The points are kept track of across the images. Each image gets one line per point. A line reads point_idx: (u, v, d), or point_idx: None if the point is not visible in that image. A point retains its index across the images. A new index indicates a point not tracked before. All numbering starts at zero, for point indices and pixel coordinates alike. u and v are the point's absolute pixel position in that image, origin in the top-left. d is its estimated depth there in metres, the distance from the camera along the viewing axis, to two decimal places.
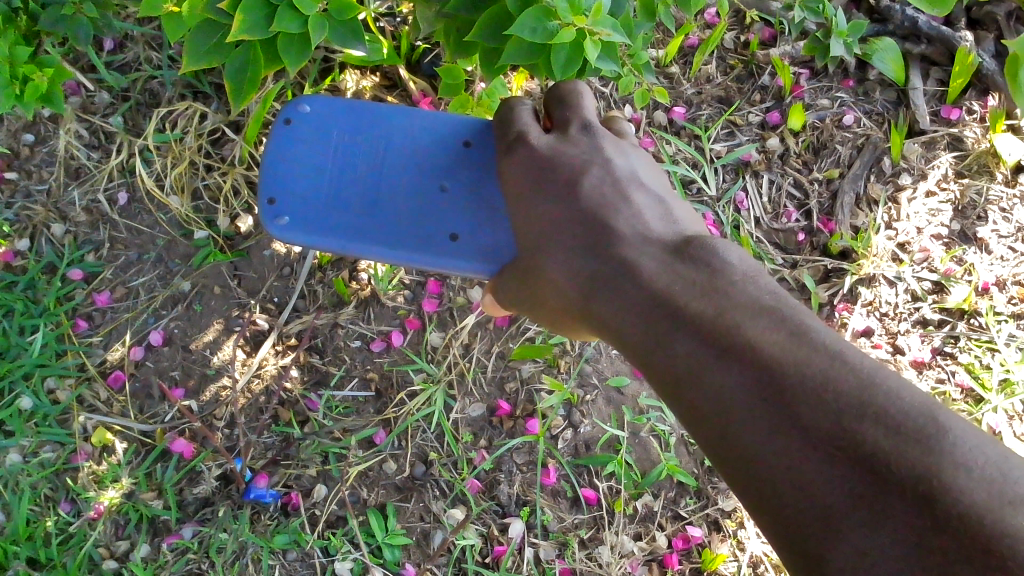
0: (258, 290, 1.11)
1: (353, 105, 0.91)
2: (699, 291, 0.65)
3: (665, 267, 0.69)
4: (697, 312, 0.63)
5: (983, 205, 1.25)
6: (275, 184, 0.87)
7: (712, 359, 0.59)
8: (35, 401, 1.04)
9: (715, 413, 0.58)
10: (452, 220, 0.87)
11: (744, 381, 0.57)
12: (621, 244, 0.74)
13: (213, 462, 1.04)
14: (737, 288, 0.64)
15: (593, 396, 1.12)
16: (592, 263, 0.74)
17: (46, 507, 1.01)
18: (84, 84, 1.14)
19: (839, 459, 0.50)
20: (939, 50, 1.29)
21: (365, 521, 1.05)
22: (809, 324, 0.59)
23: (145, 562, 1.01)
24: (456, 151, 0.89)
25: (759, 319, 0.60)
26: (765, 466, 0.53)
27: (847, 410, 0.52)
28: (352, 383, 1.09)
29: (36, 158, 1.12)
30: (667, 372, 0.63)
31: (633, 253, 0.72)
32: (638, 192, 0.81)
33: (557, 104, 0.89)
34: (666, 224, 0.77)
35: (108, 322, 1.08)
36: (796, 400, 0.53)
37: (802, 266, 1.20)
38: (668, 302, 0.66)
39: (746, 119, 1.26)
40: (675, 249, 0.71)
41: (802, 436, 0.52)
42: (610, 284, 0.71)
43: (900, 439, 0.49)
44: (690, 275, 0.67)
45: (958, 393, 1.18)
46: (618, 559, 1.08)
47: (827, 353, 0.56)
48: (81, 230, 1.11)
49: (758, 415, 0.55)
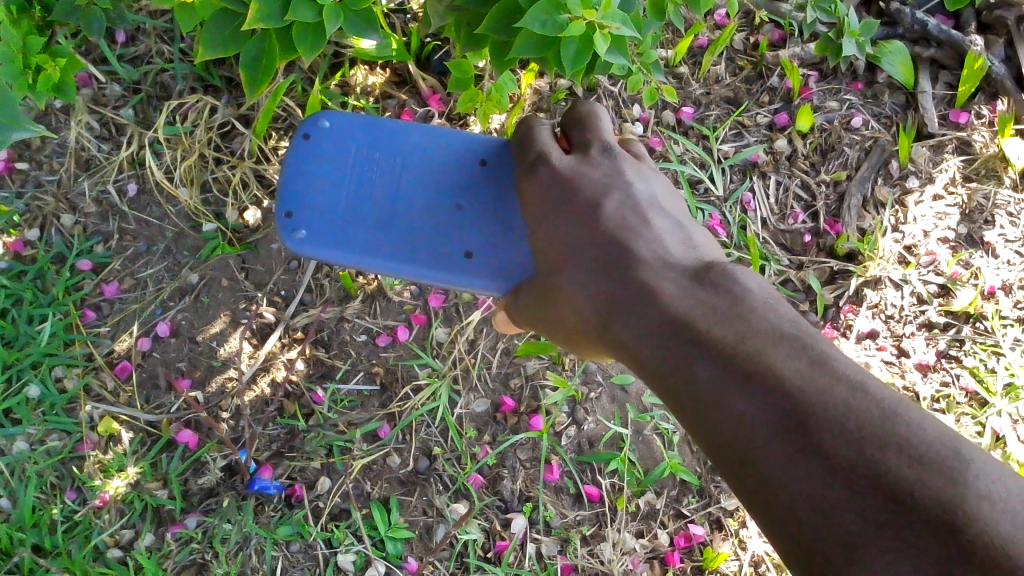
0: (265, 283, 1.11)
1: (372, 122, 0.93)
2: (721, 317, 0.66)
3: (686, 290, 0.70)
4: (717, 337, 0.64)
5: (990, 209, 1.25)
6: (293, 199, 0.89)
7: (733, 384, 0.61)
8: (43, 390, 1.05)
9: (733, 438, 0.59)
10: (467, 237, 0.88)
11: (765, 408, 0.58)
12: (641, 265, 0.75)
13: (218, 453, 1.04)
14: (757, 314, 0.66)
15: (597, 393, 1.13)
16: (613, 283, 0.75)
17: (52, 495, 1.02)
18: (96, 76, 1.15)
19: (861, 488, 0.52)
20: (949, 54, 1.29)
21: (368, 513, 1.05)
22: (829, 353, 0.61)
23: (149, 550, 1.02)
24: (472, 168, 0.91)
25: (779, 346, 0.62)
26: (785, 492, 0.55)
27: (868, 440, 0.54)
28: (357, 376, 1.10)
29: (47, 149, 1.13)
30: (685, 397, 0.65)
31: (654, 275, 0.73)
32: (657, 216, 0.81)
33: (575, 124, 0.90)
34: (685, 247, 0.78)
35: (116, 313, 1.09)
36: (817, 427, 0.55)
37: (808, 267, 1.20)
38: (689, 326, 0.67)
39: (754, 121, 1.26)
40: (695, 275, 0.72)
41: (824, 463, 0.54)
42: (629, 307, 0.72)
43: (923, 469, 0.52)
44: (712, 299, 0.68)
45: (961, 396, 1.18)
46: (620, 556, 1.08)
47: (847, 382, 0.58)
48: (90, 220, 1.12)
49: (777, 443, 0.57)
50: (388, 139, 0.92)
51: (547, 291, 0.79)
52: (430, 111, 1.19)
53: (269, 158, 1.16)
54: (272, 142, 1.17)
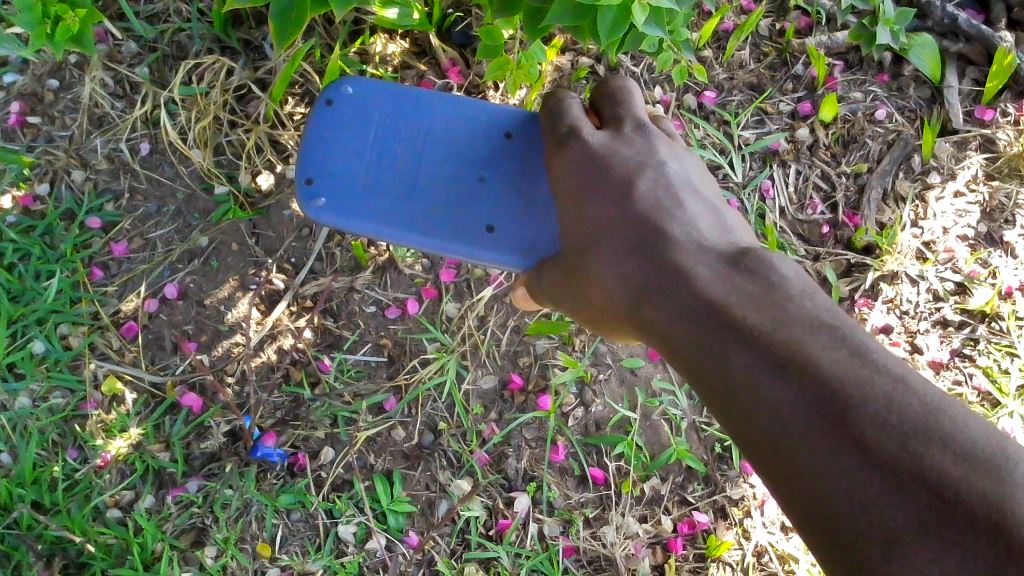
0: (275, 249, 1.10)
1: (396, 89, 0.91)
2: (758, 306, 0.65)
3: (721, 276, 0.69)
4: (753, 325, 0.64)
5: (1011, 208, 1.24)
6: (313, 164, 0.88)
7: (769, 374, 0.60)
8: (47, 346, 1.04)
9: (769, 428, 0.59)
10: (490, 211, 0.87)
11: (802, 398, 0.58)
12: (675, 248, 0.74)
13: (222, 418, 1.03)
14: (794, 305, 0.65)
15: (606, 375, 1.11)
16: (646, 264, 0.74)
17: (53, 452, 1.01)
18: (112, 32, 1.13)
19: (903, 482, 0.52)
20: (977, 49, 1.27)
21: (371, 486, 1.04)
22: (868, 344, 0.60)
23: (148, 512, 1.01)
24: (497, 141, 0.89)
25: (818, 337, 0.61)
26: (822, 485, 0.55)
27: (911, 434, 0.53)
28: (364, 348, 1.08)
29: (60, 104, 1.12)
30: (719, 385, 0.64)
31: (688, 259, 0.72)
32: (691, 199, 0.80)
33: (608, 101, 0.89)
34: (719, 233, 0.77)
35: (124, 273, 1.08)
36: (858, 420, 0.55)
37: (824, 259, 1.19)
38: (724, 313, 0.66)
39: (776, 108, 1.24)
40: (731, 261, 0.71)
41: (863, 457, 0.54)
42: (662, 290, 0.71)
43: (968, 466, 0.51)
44: (748, 287, 0.67)
45: (974, 395, 1.16)
46: (622, 540, 1.07)
47: (886, 375, 0.57)
48: (101, 177, 1.10)
49: (814, 434, 0.56)
50: (411, 107, 0.90)
51: (577, 270, 0.79)
52: (449, 83, 1.18)
53: (284, 123, 1.14)
54: (288, 107, 1.15)
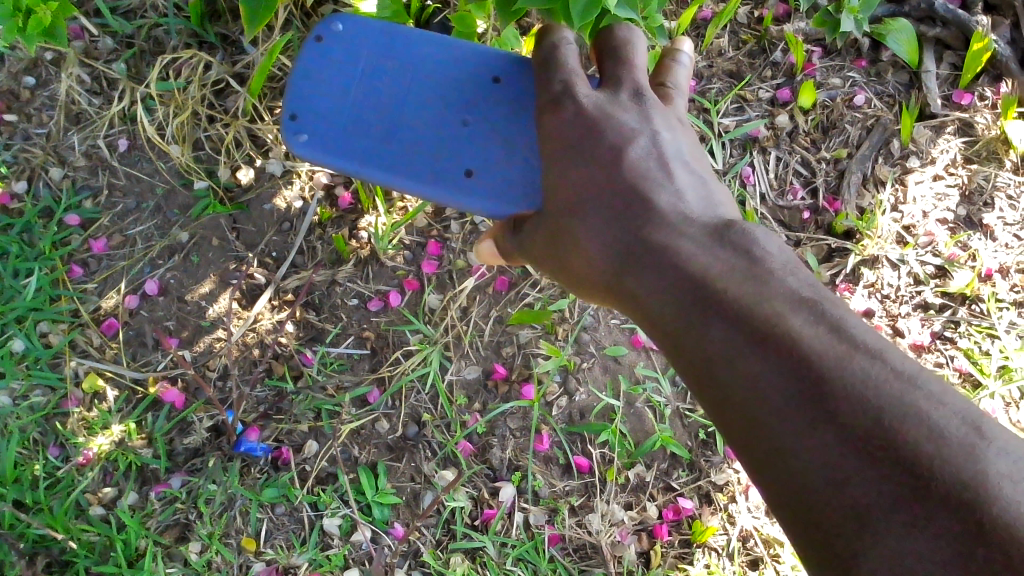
0: (256, 244, 1.10)
1: (388, 27, 0.88)
2: (742, 277, 0.63)
3: (702, 247, 0.67)
4: (736, 299, 0.62)
5: (990, 191, 1.24)
6: (296, 100, 0.85)
7: (750, 346, 0.59)
8: (27, 343, 1.03)
9: (746, 398, 0.58)
10: (475, 157, 0.83)
11: (782, 370, 0.57)
12: (659, 219, 0.70)
13: (205, 413, 1.03)
14: (779, 277, 0.63)
15: (589, 364, 1.11)
16: (625, 235, 0.71)
17: (35, 450, 1.00)
18: (88, 28, 1.13)
19: (878, 459, 0.51)
20: (954, 34, 1.28)
21: (356, 478, 1.04)
22: (848, 319, 0.59)
23: (131, 509, 1.00)
24: (485, 85, 0.86)
25: (800, 311, 0.60)
26: (796, 456, 0.55)
27: (887, 409, 0.53)
28: (347, 341, 1.08)
29: (37, 101, 1.11)
30: (699, 354, 0.63)
31: (670, 230, 0.69)
32: (680, 166, 0.76)
33: (608, 50, 0.82)
34: (706, 202, 0.73)
35: (104, 269, 1.08)
36: (835, 394, 0.54)
37: (805, 245, 1.20)
38: (709, 285, 0.64)
39: (755, 95, 1.25)
40: (717, 233, 0.68)
41: (839, 431, 0.53)
42: (647, 263, 0.69)
43: (941, 444, 0.51)
44: (733, 260, 0.65)
45: (956, 377, 1.17)
46: (608, 527, 1.07)
47: (865, 351, 0.56)
48: (79, 174, 1.10)
49: (792, 407, 0.56)
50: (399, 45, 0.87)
51: (556, 237, 0.75)
52: None
53: (264, 118, 1.14)
54: (267, 102, 1.15)
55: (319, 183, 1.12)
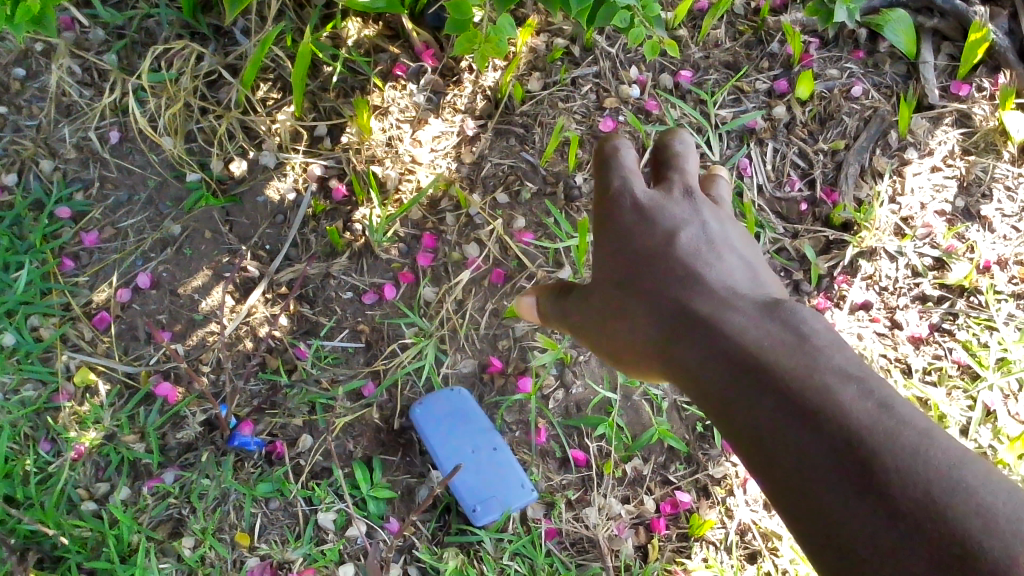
0: (249, 236, 1.09)
1: None
2: (783, 346, 0.58)
3: (749, 317, 0.62)
4: (784, 368, 0.56)
5: (988, 182, 1.24)
6: None
7: (792, 419, 0.53)
8: (18, 338, 1.02)
9: (792, 481, 0.52)
10: None
11: (826, 443, 0.51)
12: (699, 293, 0.67)
13: (198, 408, 1.02)
14: (829, 349, 0.57)
15: (587, 357, 1.10)
16: (669, 305, 0.68)
17: (25, 446, 0.99)
18: (78, 19, 1.11)
19: (928, 535, 0.45)
20: (952, 24, 1.27)
21: (350, 473, 1.03)
22: (898, 397, 0.53)
23: (124, 505, 0.99)
24: None
25: (848, 384, 0.54)
26: (849, 539, 0.48)
27: (936, 481, 0.47)
28: (341, 334, 1.07)
29: (27, 93, 1.09)
30: (743, 433, 0.57)
31: (715, 302, 0.66)
32: (730, 252, 0.73)
33: (665, 160, 0.82)
34: (752, 282, 0.70)
35: (95, 263, 1.07)
36: (885, 468, 0.48)
37: (802, 236, 1.19)
38: (750, 358, 0.58)
39: (753, 86, 1.24)
40: (760, 306, 0.64)
41: (887, 507, 0.47)
42: (687, 337, 0.65)
43: (993, 522, 0.45)
44: (775, 330, 0.60)
45: (954, 369, 1.16)
46: (605, 521, 1.06)
47: (915, 425, 0.50)
48: (70, 167, 1.09)
49: (840, 484, 0.49)
50: None
51: (610, 312, 0.74)
52: (422, 67, 1.16)
53: (256, 110, 1.12)
54: (259, 93, 1.13)
55: (313, 175, 1.11)
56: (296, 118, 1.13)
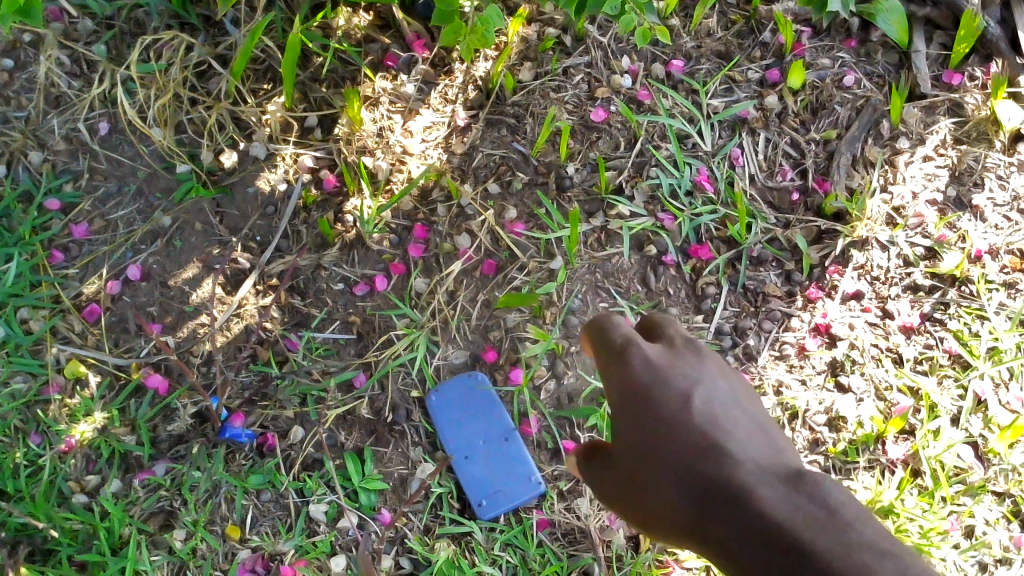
0: (240, 228, 1.08)
1: None
2: (817, 525, 0.49)
3: (790, 498, 0.52)
4: (822, 552, 0.47)
5: (980, 171, 1.23)
6: None
7: None
8: (7, 330, 1.02)
9: None
10: None
11: None
12: (727, 467, 0.56)
13: (189, 400, 1.02)
14: (864, 527, 0.49)
15: (578, 348, 1.09)
16: (707, 489, 0.56)
17: (16, 439, 0.99)
18: (67, 10, 1.12)
19: None
20: (944, 13, 1.27)
21: (342, 464, 1.03)
22: None
23: (114, 497, 0.99)
24: None
25: (890, 563, 0.46)
26: None
27: None
28: (332, 326, 1.07)
29: (16, 84, 1.09)
30: None
31: (755, 478, 0.55)
32: (750, 417, 0.62)
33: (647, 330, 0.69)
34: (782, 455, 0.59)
35: (85, 255, 1.06)
36: None
37: (794, 226, 1.18)
38: (785, 544, 0.49)
39: (744, 76, 1.23)
40: (789, 480, 0.54)
41: None
42: (723, 511, 0.54)
43: None
44: (807, 506, 0.51)
45: (945, 358, 1.16)
46: (597, 512, 1.05)
47: None
48: (59, 158, 1.08)
49: None
50: None
51: (630, 487, 0.62)
52: (413, 56, 1.16)
53: (247, 100, 1.12)
54: (250, 84, 1.13)
55: (304, 166, 1.11)
56: (286, 109, 1.12)
